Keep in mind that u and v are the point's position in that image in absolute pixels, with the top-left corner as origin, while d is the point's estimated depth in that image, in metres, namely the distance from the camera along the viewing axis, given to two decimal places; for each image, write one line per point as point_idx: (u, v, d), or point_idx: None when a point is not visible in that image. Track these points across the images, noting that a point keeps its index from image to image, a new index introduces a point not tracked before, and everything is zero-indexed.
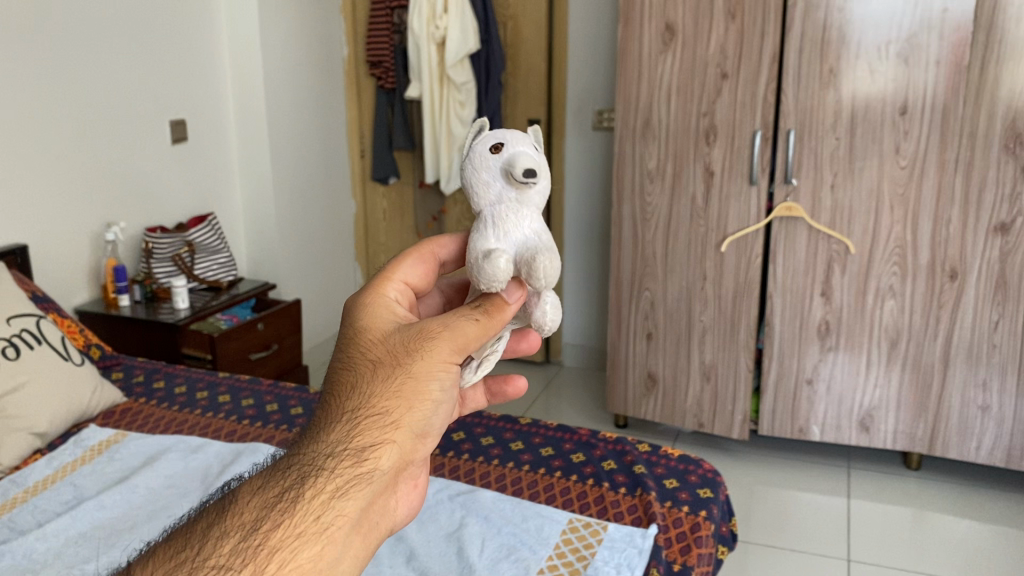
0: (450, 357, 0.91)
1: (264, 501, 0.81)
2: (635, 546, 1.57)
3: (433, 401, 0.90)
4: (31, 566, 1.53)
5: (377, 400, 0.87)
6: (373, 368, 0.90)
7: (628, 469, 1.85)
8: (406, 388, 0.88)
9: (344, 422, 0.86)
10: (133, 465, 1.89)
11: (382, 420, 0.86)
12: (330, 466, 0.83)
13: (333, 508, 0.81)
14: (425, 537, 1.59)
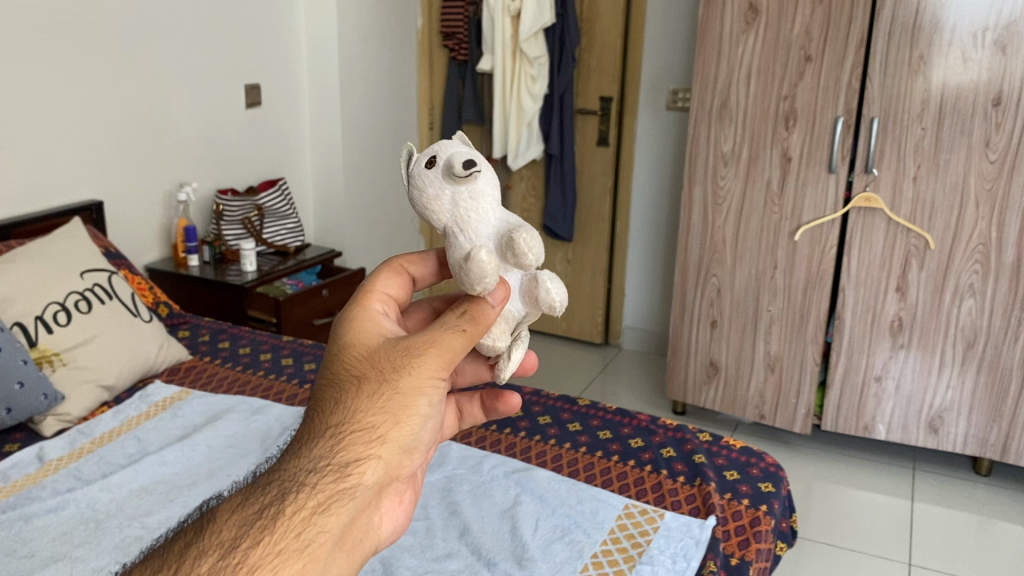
0: (439, 372, 0.83)
1: (242, 517, 0.72)
2: (692, 537, 1.53)
3: (421, 415, 0.81)
4: (95, 515, 1.57)
5: (362, 414, 0.78)
6: (357, 381, 0.81)
7: (687, 458, 1.81)
8: (394, 402, 0.80)
9: (327, 436, 0.77)
10: (195, 423, 1.92)
11: (369, 433, 0.78)
12: (312, 481, 0.74)
13: (314, 525, 0.72)
14: (479, 513, 1.59)
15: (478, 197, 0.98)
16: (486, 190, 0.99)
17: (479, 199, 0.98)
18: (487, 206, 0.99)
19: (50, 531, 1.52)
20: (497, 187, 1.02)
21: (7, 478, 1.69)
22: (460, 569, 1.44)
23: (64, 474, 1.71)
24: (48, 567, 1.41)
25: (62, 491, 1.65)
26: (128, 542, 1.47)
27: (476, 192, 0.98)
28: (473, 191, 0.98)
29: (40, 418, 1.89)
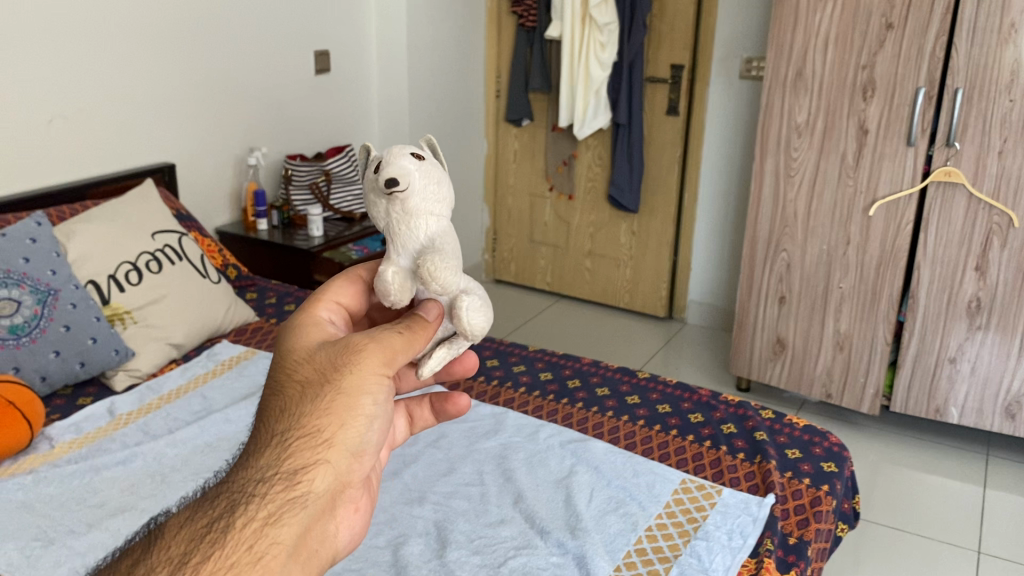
0: (382, 371, 0.83)
1: (192, 531, 0.71)
2: (750, 514, 1.51)
3: (364, 416, 0.81)
4: (160, 469, 1.61)
5: (307, 418, 0.78)
6: (300, 387, 0.81)
7: (748, 435, 1.77)
8: (337, 404, 0.80)
9: (272, 445, 0.77)
10: (259, 382, 1.95)
11: (314, 438, 0.78)
12: (259, 492, 0.73)
13: (266, 537, 0.71)
14: (534, 482, 1.60)
15: (412, 213, 1.06)
16: (421, 208, 1.06)
17: (414, 216, 1.06)
18: (420, 225, 1.06)
19: (119, 482, 1.57)
20: (440, 202, 1.07)
21: (80, 430, 1.75)
22: (514, 536, 1.45)
23: (133, 429, 1.76)
24: (116, 517, 1.46)
25: (131, 445, 1.70)
26: None
27: (409, 210, 1.05)
28: (408, 209, 1.06)
29: (112, 373, 1.95)
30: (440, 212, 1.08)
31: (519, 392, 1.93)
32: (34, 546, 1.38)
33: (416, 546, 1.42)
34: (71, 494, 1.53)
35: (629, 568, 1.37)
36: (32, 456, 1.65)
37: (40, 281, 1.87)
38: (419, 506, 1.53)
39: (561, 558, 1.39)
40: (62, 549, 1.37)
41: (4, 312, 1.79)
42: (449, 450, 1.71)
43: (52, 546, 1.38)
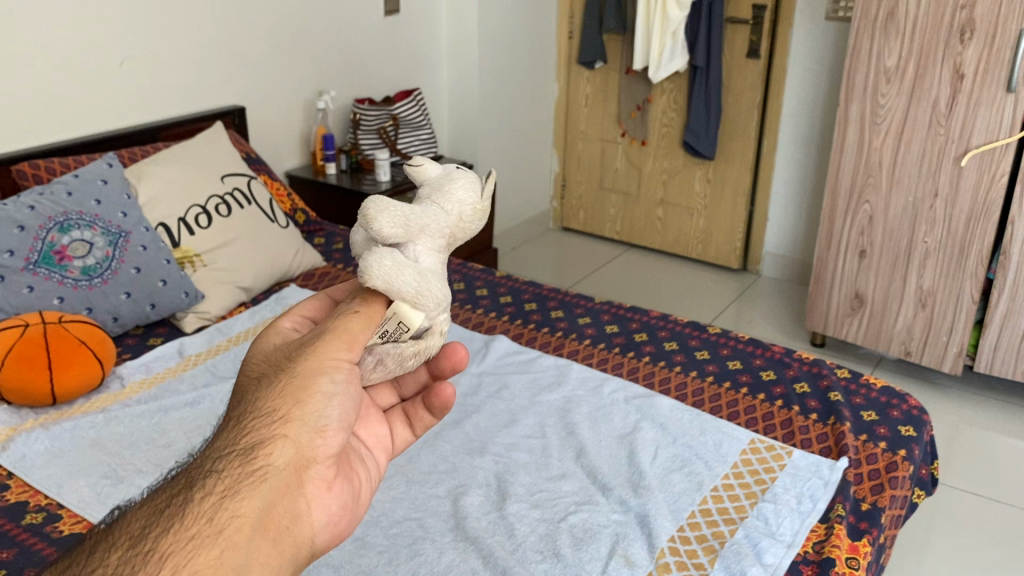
0: (339, 353, 0.80)
1: (152, 509, 0.68)
2: (821, 478, 1.45)
3: (322, 395, 0.78)
4: (227, 411, 1.64)
5: (262, 402, 0.76)
6: (260, 383, 0.79)
7: (822, 395, 1.70)
8: (291, 386, 0.77)
9: (231, 429, 0.75)
10: None
11: (270, 416, 0.75)
12: (217, 469, 0.71)
13: (227, 509, 0.68)
14: (598, 437, 1.57)
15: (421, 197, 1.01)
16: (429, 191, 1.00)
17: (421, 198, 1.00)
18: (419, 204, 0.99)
19: (186, 423, 1.60)
20: (449, 194, 0.99)
21: (149, 370, 1.78)
22: (575, 491, 1.43)
23: (201, 370, 1.79)
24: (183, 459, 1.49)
25: (199, 386, 1.72)
26: None
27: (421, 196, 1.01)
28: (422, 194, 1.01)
29: (183, 314, 1.98)
30: (444, 203, 0.98)
31: (584, 344, 1.90)
32: (104, 483, 1.42)
33: (476, 497, 1.41)
34: (140, 433, 1.56)
35: (692, 529, 1.33)
36: (103, 395, 1.69)
37: (112, 223, 1.89)
38: (479, 457, 1.51)
39: (622, 515, 1.36)
40: (130, 488, 1.41)
41: (76, 254, 1.82)
42: (511, 401, 1.69)
43: (120, 484, 1.42)
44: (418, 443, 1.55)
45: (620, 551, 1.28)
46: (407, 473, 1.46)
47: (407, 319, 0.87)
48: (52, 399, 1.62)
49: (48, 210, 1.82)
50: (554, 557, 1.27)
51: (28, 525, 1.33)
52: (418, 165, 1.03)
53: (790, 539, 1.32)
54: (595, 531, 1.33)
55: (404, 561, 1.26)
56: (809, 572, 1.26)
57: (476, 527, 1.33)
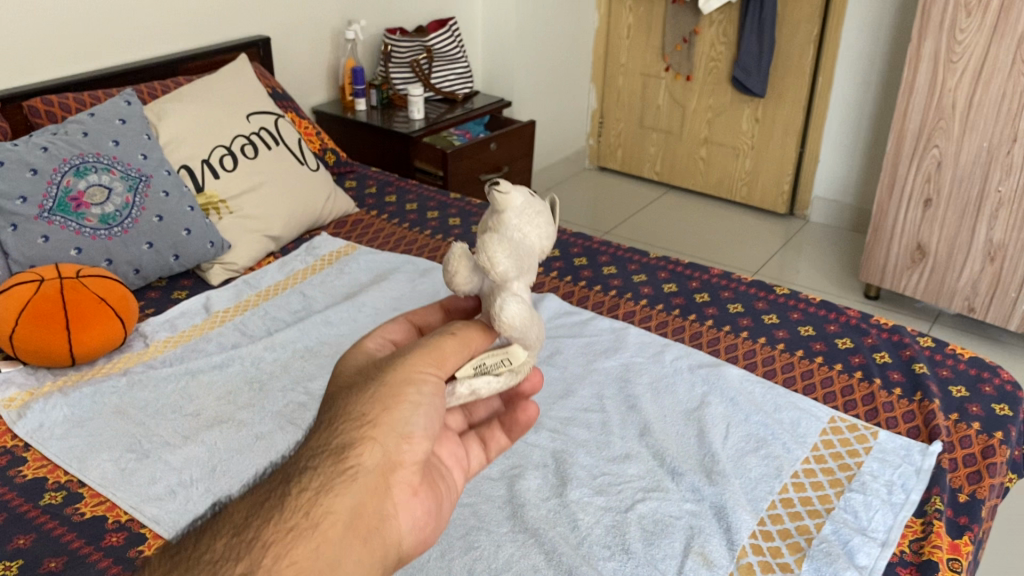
0: (428, 369, 0.81)
1: (251, 501, 0.69)
2: (912, 464, 1.32)
3: (409, 403, 0.78)
4: (259, 376, 1.52)
5: (351, 406, 0.76)
6: (350, 389, 0.80)
7: (905, 367, 1.56)
8: (378, 394, 0.77)
9: (322, 431, 0.75)
10: (362, 281, 1.85)
11: (358, 420, 0.75)
12: (312, 466, 0.71)
13: (321, 505, 0.68)
14: (662, 412, 1.44)
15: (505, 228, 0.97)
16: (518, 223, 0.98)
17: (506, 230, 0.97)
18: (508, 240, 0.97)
19: (216, 388, 1.48)
20: (536, 230, 0.99)
21: (175, 328, 1.66)
22: (641, 475, 1.30)
23: (230, 329, 1.66)
24: (212, 430, 1.38)
25: (228, 347, 1.61)
26: (292, 409, 1.43)
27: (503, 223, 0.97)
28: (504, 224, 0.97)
29: (208, 266, 1.85)
30: (534, 239, 0.99)
31: (640, 305, 1.74)
32: (128, 459, 1.31)
33: (533, 480, 1.28)
34: (166, 399, 1.45)
35: (774, 522, 1.20)
36: (126, 355, 1.57)
37: (131, 166, 1.75)
38: (534, 433, 1.39)
39: (695, 505, 1.23)
40: (157, 464, 1.30)
41: (94, 200, 1.68)
42: (565, 369, 1.56)
43: (146, 459, 1.31)
44: None
45: (695, 548, 1.16)
46: None
47: (515, 358, 0.93)
48: (71, 360, 1.50)
49: (63, 151, 1.67)
50: (623, 552, 1.15)
51: (46, 506, 1.22)
52: (504, 196, 0.97)
53: (883, 536, 1.19)
54: (666, 523, 1.20)
55: (457, 555, 1.14)
56: None
57: (535, 516, 1.21)
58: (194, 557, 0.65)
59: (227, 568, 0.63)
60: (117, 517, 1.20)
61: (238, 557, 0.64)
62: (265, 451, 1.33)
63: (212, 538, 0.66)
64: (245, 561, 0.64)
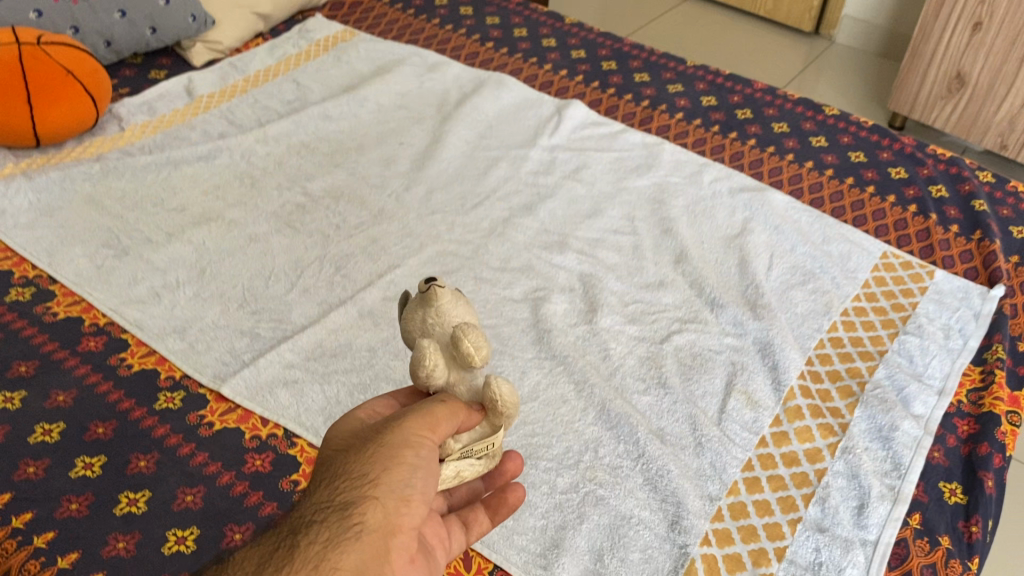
0: (428, 439, 0.67)
1: (263, 549, 0.62)
2: (970, 308, 1.21)
3: (408, 466, 0.66)
4: (250, 172, 1.35)
5: (353, 463, 0.66)
6: (348, 451, 0.68)
7: (963, 203, 1.41)
8: (377, 457, 0.65)
9: (326, 484, 0.65)
10: (362, 73, 1.65)
11: (356, 479, 0.64)
12: (321, 519, 0.62)
13: (327, 562, 0.59)
14: (699, 238, 1.30)
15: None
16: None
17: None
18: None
19: (202, 182, 1.32)
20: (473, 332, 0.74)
21: (153, 112, 1.47)
22: (677, 304, 1.18)
23: (216, 117, 1.48)
24: (200, 228, 1.22)
25: (214, 137, 1.43)
26: (289, 212, 1.28)
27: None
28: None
29: (189, 44, 1.63)
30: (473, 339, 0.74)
31: (675, 119, 1.57)
32: (106, 256, 1.16)
33: (559, 304, 1.16)
34: (146, 192, 1.28)
35: (823, 363, 1.10)
36: (100, 140, 1.39)
37: None
38: (560, 255, 1.25)
39: (737, 340, 1.12)
40: (138, 264, 1.15)
41: None
42: (592, 186, 1.41)
43: (126, 258, 1.16)
44: (484, 232, 1.29)
45: (738, 386, 1.05)
46: (475, 270, 1.21)
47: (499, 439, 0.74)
48: (35, 140, 1.32)
49: None
50: (660, 386, 1.04)
51: (12, 304, 1.08)
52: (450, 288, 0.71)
53: (940, 384, 1.09)
54: (706, 357, 1.09)
55: None
56: (965, 429, 1.04)
57: (563, 343, 1.09)
58: None
59: None
60: (94, 319, 1.07)
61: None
62: (260, 256, 1.19)
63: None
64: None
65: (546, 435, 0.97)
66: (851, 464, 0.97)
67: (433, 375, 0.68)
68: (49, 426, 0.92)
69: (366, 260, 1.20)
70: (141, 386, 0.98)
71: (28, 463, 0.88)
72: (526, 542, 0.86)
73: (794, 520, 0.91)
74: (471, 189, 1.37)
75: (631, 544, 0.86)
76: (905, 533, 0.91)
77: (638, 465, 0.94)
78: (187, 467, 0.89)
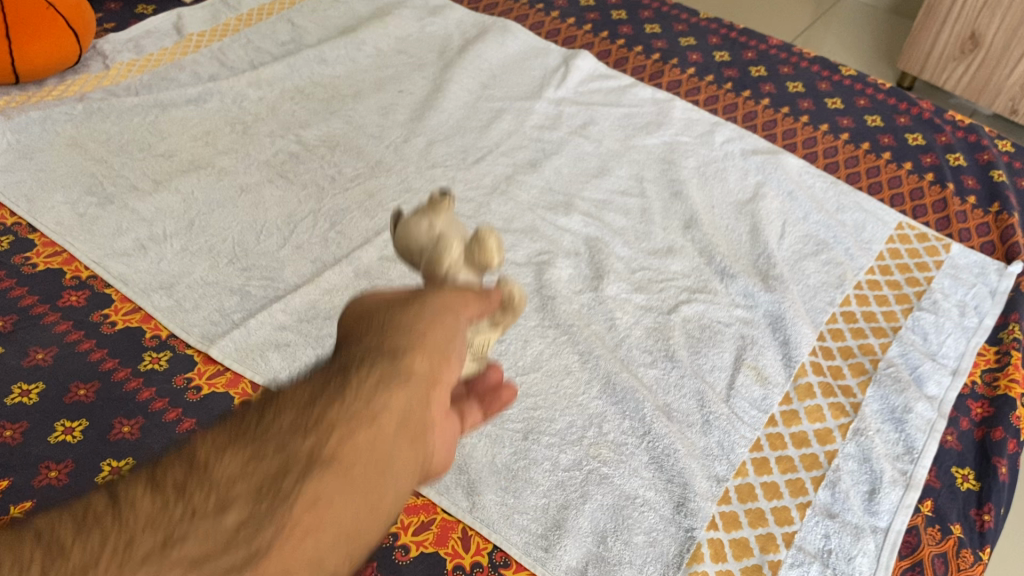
0: (464, 312, 0.57)
1: (305, 383, 0.49)
2: (986, 285, 1.17)
3: (451, 324, 0.55)
4: (242, 118, 1.29)
5: (397, 310, 0.54)
6: (381, 301, 0.56)
7: (982, 172, 1.36)
8: (421, 312, 0.54)
9: (367, 328, 0.53)
10: (360, 14, 1.57)
11: (408, 323, 0.53)
12: (368, 358, 0.50)
13: (383, 395, 0.48)
14: (710, 202, 1.25)
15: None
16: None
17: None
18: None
19: (191, 127, 1.26)
20: None
21: (140, 50, 1.40)
22: (686, 273, 1.13)
23: (206, 57, 1.40)
24: (189, 176, 1.17)
25: (204, 79, 1.36)
26: (282, 161, 1.22)
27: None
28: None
29: None
30: None
31: (686, 74, 1.51)
32: (90, 204, 1.11)
33: (563, 268, 1.12)
34: (132, 136, 1.22)
35: (835, 339, 1.06)
36: (83, 78, 1.32)
37: None
38: (565, 216, 1.20)
39: (747, 312, 1.07)
40: (123, 213, 1.10)
41: None
42: (599, 143, 1.35)
43: (111, 207, 1.10)
44: (486, 190, 1.24)
45: (747, 361, 1.01)
46: (477, 230, 1.16)
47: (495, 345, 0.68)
48: (14, 77, 1.25)
49: None
50: (667, 359, 1.00)
51: None
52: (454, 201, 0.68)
53: (954, 364, 1.06)
54: (714, 330, 1.05)
55: None
56: (978, 412, 1.01)
57: (567, 311, 1.05)
58: (226, 460, 0.43)
59: (275, 470, 0.43)
60: (76, 272, 1.02)
61: (265, 479, 0.42)
62: (251, 208, 1.13)
63: (227, 445, 0.44)
64: (278, 486, 0.42)
65: (548, 409, 0.93)
66: (863, 446, 0.94)
67: (453, 273, 0.62)
68: (28, 386, 0.88)
69: (362, 216, 1.15)
70: (125, 344, 0.93)
71: (5, 426, 0.84)
72: (528, 522, 0.82)
73: (803, 504, 0.88)
74: (472, 143, 1.31)
75: (636, 526, 0.83)
76: (916, 520, 0.88)
77: (644, 443, 0.90)
78: (173, 434, 0.85)
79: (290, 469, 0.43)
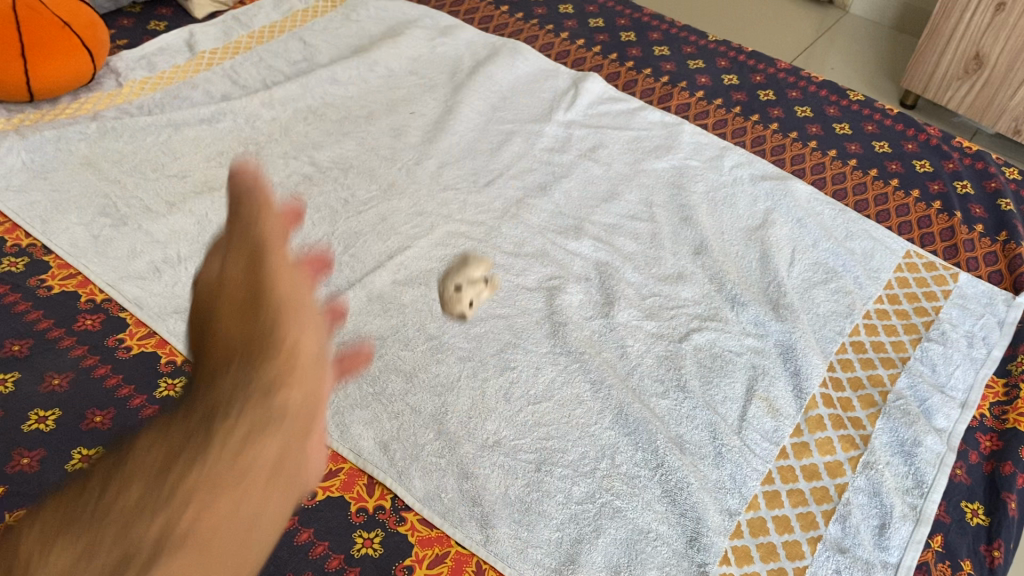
0: (312, 270, 0.56)
1: (168, 434, 0.45)
2: (994, 316, 1.18)
3: (311, 277, 0.56)
4: (255, 138, 1.30)
5: (260, 268, 0.53)
6: (228, 283, 0.53)
7: (990, 201, 1.37)
8: (286, 274, 0.53)
9: (237, 311, 0.52)
10: (372, 34, 1.58)
11: (266, 292, 0.52)
12: (239, 390, 0.48)
13: (275, 388, 0.48)
14: (719, 228, 1.26)
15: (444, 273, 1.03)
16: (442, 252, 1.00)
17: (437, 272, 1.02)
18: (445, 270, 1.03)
19: (204, 147, 1.26)
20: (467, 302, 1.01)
21: (153, 68, 1.40)
22: (696, 300, 1.14)
23: (218, 76, 1.41)
24: (203, 198, 1.17)
25: (217, 98, 1.36)
26: (296, 183, 1.23)
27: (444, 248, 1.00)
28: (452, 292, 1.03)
29: None
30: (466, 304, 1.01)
31: (696, 98, 1.52)
32: (104, 225, 1.11)
33: (574, 294, 1.12)
34: (146, 155, 1.23)
35: (845, 370, 1.07)
36: (96, 96, 1.33)
37: None
38: (576, 241, 1.21)
39: (758, 342, 1.08)
40: (136, 235, 1.10)
41: None
42: (609, 166, 1.36)
43: (125, 229, 1.11)
44: (498, 214, 1.24)
45: (759, 392, 1.01)
46: (488, 254, 1.17)
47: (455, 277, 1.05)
48: (28, 95, 1.25)
49: None
50: (678, 390, 1.01)
51: (5, 275, 1.03)
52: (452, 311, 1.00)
53: (963, 397, 1.06)
54: (725, 359, 1.05)
55: (492, 376, 0.99)
56: (987, 445, 1.02)
57: (579, 338, 1.05)
58: (173, 472, 0.43)
59: (200, 462, 0.44)
60: (91, 295, 1.02)
61: (110, 536, 0.41)
62: None
63: (151, 446, 0.44)
64: (155, 527, 0.41)
65: (561, 439, 0.93)
66: (873, 480, 0.94)
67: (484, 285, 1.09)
68: (44, 413, 0.88)
69: (375, 239, 1.16)
70: (140, 370, 0.94)
71: (21, 454, 0.85)
72: (542, 556, 0.83)
73: (814, 539, 0.88)
74: (483, 165, 1.32)
75: (649, 561, 0.84)
76: (926, 556, 0.89)
77: (657, 475, 0.91)
78: None
79: (141, 541, 0.40)
